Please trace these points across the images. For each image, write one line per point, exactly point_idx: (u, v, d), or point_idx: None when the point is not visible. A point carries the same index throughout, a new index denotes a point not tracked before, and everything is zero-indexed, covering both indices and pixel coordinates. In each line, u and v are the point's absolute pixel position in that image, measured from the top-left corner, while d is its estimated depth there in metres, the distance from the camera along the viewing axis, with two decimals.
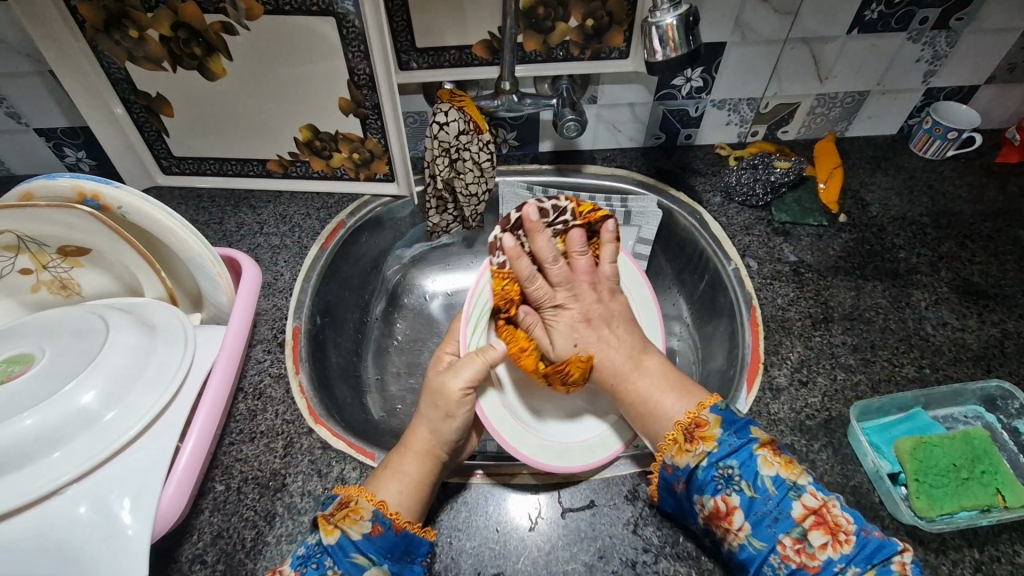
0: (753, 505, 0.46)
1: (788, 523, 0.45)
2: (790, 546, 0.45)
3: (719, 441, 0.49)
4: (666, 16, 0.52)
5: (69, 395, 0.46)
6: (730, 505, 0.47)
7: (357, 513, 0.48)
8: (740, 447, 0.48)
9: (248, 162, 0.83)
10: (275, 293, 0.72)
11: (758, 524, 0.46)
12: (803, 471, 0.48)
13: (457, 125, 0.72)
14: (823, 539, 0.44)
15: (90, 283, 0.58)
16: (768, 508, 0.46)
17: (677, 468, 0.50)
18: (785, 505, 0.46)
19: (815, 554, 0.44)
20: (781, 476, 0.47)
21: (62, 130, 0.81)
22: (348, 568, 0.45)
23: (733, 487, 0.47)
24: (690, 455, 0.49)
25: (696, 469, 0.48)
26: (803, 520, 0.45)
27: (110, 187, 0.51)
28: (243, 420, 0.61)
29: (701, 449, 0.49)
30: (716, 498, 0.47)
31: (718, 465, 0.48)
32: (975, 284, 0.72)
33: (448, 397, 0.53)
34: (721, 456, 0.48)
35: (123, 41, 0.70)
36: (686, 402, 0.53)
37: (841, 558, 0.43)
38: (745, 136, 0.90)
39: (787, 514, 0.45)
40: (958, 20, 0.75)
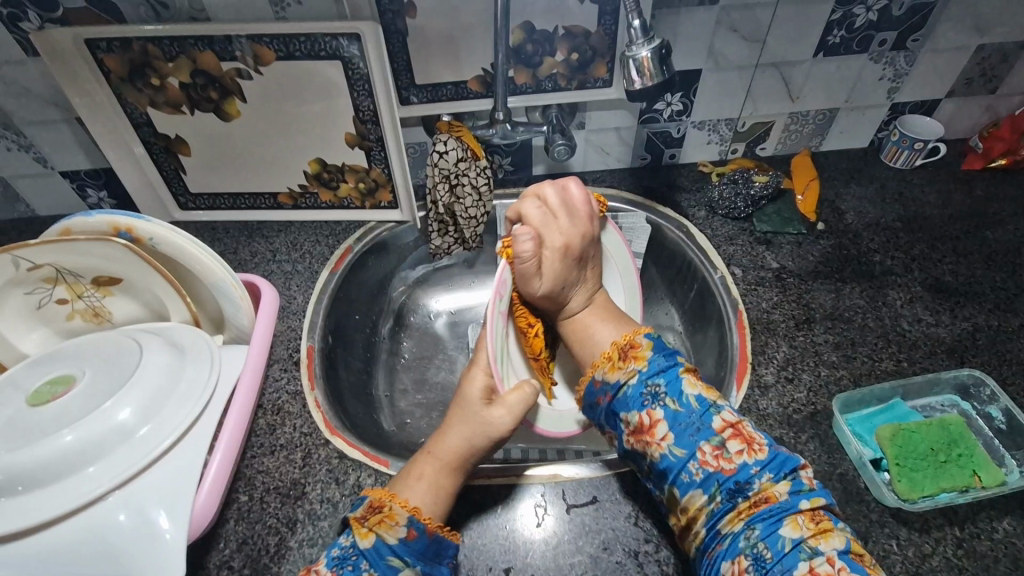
0: (677, 416, 0.54)
1: (708, 432, 0.53)
2: (709, 452, 0.52)
3: (648, 361, 0.57)
4: (641, 50, 0.59)
5: (108, 411, 0.50)
6: (655, 417, 0.54)
7: (392, 519, 0.51)
8: (667, 367, 0.57)
9: (261, 195, 0.88)
10: (289, 315, 0.77)
11: (682, 433, 0.53)
12: (721, 397, 0.57)
13: (456, 153, 0.78)
14: (739, 447, 0.52)
15: (120, 311, 0.62)
16: (690, 419, 0.54)
17: (609, 383, 0.59)
18: (706, 417, 0.54)
19: (731, 459, 0.52)
20: (702, 395, 0.55)
21: (86, 173, 0.87)
22: (385, 571, 0.49)
23: (659, 401, 0.55)
24: (622, 371, 0.58)
25: (627, 384, 0.57)
26: (722, 430, 0.53)
27: (142, 221, 0.56)
28: (263, 434, 0.64)
29: (632, 367, 0.58)
30: (642, 412, 0.55)
31: (648, 382, 0.56)
32: (947, 282, 0.76)
33: (492, 420, 0.56)
34: (651, 374, 0.56)
35: (146, 89, 0.76)
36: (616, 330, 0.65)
37: (755, 463, 0.51)
38: (726, 154, 0.95)
39: (708, 425, 0.53)
40: (914, 41, 0.82)
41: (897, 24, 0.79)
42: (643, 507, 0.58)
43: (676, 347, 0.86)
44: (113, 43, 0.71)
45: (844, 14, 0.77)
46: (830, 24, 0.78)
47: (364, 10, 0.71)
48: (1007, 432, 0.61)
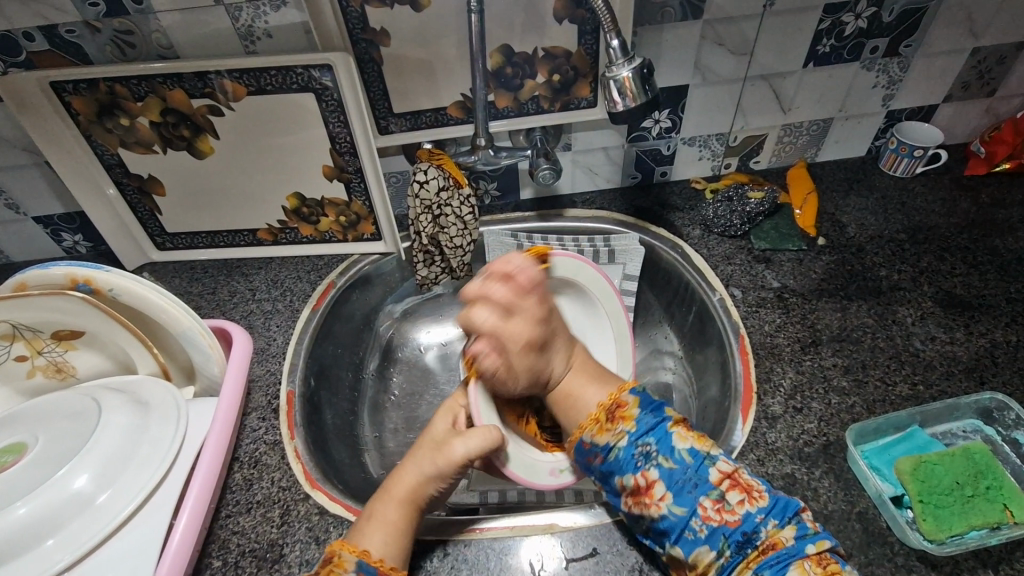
0: (673, 474, 0.52)
1: (706, 486, 0.51)
2: (710, 506, 0.50)
3: (636, 420, 0.56)
4: (622, 70, 0.56)
5: (62, 479, 0.47)
6: (651, 478, 0.53)
7: (341, 567, 0.48)
8: (655, 425, 0.55)
9: (239, 233, 0.85)
10: (267, 358, 0.73)
11: (680, 490, 0.51)
12: (715, 445, 0.55)
13: (437, 182, 0.75)
14: (739, 497, 0.50)
15: (84, 364, 0.59)
16: (688, 475, 0.52)
17: (597, 446, 0.57)
18: (702, 471, 0.52)
19: (734, 510, 0.50)
20: (695, 448, 0.53)
21: (59, 216, 0.84)
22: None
23: (652, 461, 0.53)
24: (610, 433, 0.57)
25: (617, 446, 0.55)
26: (719, 482, 0.51)
27: (101, 272, 0.53)
28: (239, 491, 0.60)
29: (619, 428, 0.56)
30: (637, 475, 0.53)
31: (638, 443, 0.55)
32: (958, 295, 0.72)
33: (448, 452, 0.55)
34: (640, 434, 0.55)
35: (115, 129, 0.73)
36: (605, 391, 0.62)
37: (758, 511, 0.49)
38: (719, 169, 0.92)
39: (705, 479, 0.51)
40: (907, 46, 0.79)
41: (888, 30, 0.77)
42: (647, 560, 0.54)
43: (676, 373, 0.82)
44: (78, 85, 0.69)
45: (832, 22, 0.75)
46: (819, 33, 0.76)
47: (336, 40, 0.69)
48: None
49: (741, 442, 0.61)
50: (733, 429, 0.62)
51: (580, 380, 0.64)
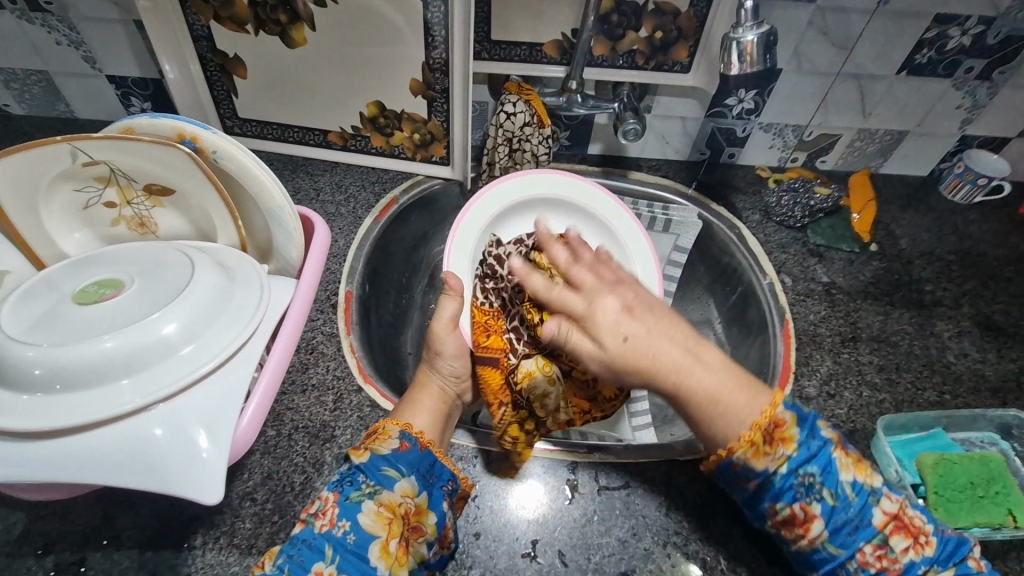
0: (835, 513, 0.44)
1: (869, 531, 0.44)
2: (870, 553, 0.44)
3: (799, 444, 0.45)
4: (748, 33, 0.56)
5: (155, 322, 0.48)
6: (810, 513, 0.44)
7: (385, 435, 0.53)
8: (820, 451, 0.45)
9: (310, 131, 0.85)
10: (329, 257, 0.75)
11: (839, 531, 0.44)
12: (876, 472, 0.46)
13: (523, 116, 0.75)
14: (904, 543, 0.44)
15: (166, 224, 0.61)
16: (850, 515, 0.44)
17: (752, 472, 0.45)
18: (867, 513, 0.44)
19: (897, 558, 0.44)
20: (859, 482, 0.45)
21: (133, 81, 0.84)
22: (380, 480, 0.49)
23: (814, 495, 0.44)
24: (769, 458, 0.44)
25: (776, 476, 0.44)
26: (884, 526, 0.44)
27: (210, 132, 0.54)
28: (295, 372, 0.63)
29: (782, 452, 0.44)
30: (794, 506, 0.45)
31: (798, 472, 0.44)
32: (996, 321, 0.75)
33: (437, 336, 0.61)
34: (801, 461, 0.45)
35: (213, 0, 0.72)
36: (756, 403, 0.45)
37: (922, 560, 0.44)
38: (785, 161, 0.93)
39: (868, 522, 0.44)
40: (1000, 73, 0.80)
41: (988, 52, 0.77)
42: (676, 499, 0.57)
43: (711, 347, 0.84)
44: None
45: (938, 34, 0.75)
46: (922, 43, 0.76)
47: None
48: None
49: None
50: None
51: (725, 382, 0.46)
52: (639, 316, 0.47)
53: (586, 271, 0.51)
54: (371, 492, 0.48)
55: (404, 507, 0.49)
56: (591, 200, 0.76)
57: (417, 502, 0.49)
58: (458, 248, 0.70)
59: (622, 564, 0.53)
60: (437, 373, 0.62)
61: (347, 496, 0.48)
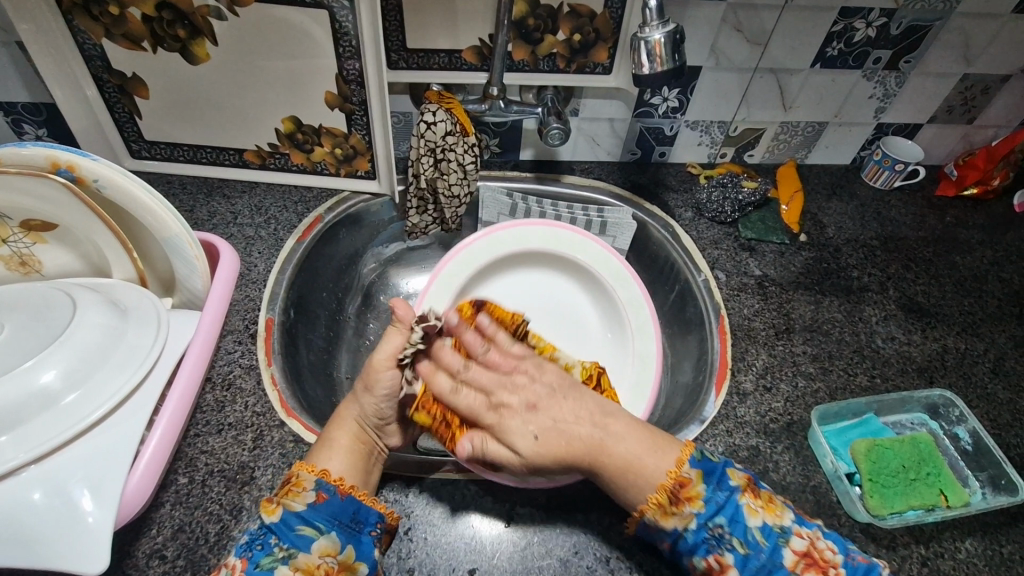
0: (746, 560, 0.47)
1: (782, 573, 0.46)
2: None
3: (705, 500, 0.48)
4: (655, 33, 0.56)
5: (28, 372, 0.43)
6: (724, 564, 0.47)
7: (299, 487, 0.49)
8: (726, 503, 0.48)
9: (224, 151, 0.81)
10: (248, 284, 0.70)
11: None
12: (784, 508, 0.49)
13: (444, 125, 0.73)
14: None
15: (52, 261, 0.56)
16: (762, 561, 0.47)
17: (663, 532, 0.49)
18: (777, 555, 0.47)
19: None
20: (768, 525, 0.48)
21: (23, 106, 0.78)
22: (294, 541, 0.47)
23: (725, 546, 0.47)
24: (677, 518, 0.48)
25: (687, 532, 0.48)
26: (795, 567, 0.46)
27: (87, 159, 0.50)
28: (210, 412, 0.59)
29: (687, 510, 0.48)
30: (710, 557, 0.48)
31: (708, 525, 0.48)
32: (920, 302, 0.78)
33: (373, 369, 0.54)
34: (709, 515, 0.48)
35: (101, 17, 0.66)
36: (664, 460, 0.50)
37: None
38: (715, 157, 0.94)
39: (779, 564, 0.47)
40: (907, 63, 0.82)
41: (894, 43, 0.80)
42: (618, 513, 0.55)
43: None
44: None
45: (845, 26, 0.77)
46: (831, 36, 0.78)
47: None
48: (972, 453, 0.61)
49: (713, 413, 0.64)
50: (706, 401, 0.65)
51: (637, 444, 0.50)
52: (544, 410, 0.52)
53: (488, 377, 0.53)
54: (285, 556, 0.46)
55: (323, 567, 0.47)
56: (576, 250, 0.75)
57: (339, 557, 0.48)
58: (441, 280, 0.71)
59: None
60: (358, 407, 0.55)
61: (256, 564, 0.45)
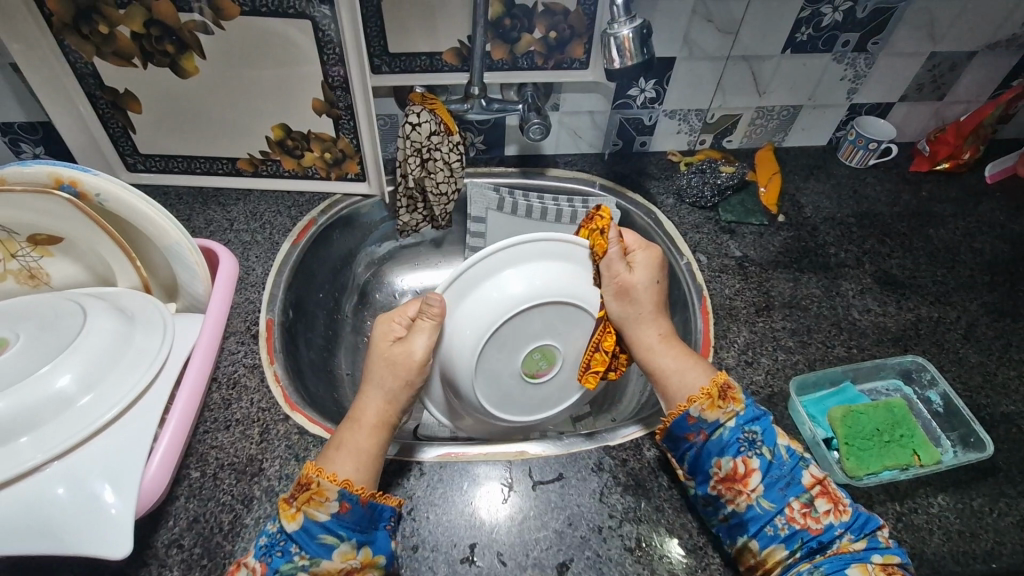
0: (771, 466, 0.52)
1: (799, 488, 0.51)
2: (798, 509, 0.50)
3: (746, 404, 0.54)
4: (623, 28, 0.58)
5: (45, 376, 0.46)
6: (749, 466, 0.52)
7: (322, 496, 0.49)
8: (762, 415, 0.54)
9: (217, 161, 0.83)
10: (247, 287, 0.73)
11: (773, 484, 0.51)
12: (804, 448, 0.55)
13: (429, 126, 0.76)
14: (826, 506, 0.51)
15: (60, 273, 0.59)
16: (783, 471, 0.51)
17: (705, 422, 0.53)
18: (797, 471, 0.52)
19: (819, 518, 0.50)
20: (792, 447, 0.53)
21: (19, 125, 0.80)
22: (317, 550, 0.48)
23: (755, 449, 0.52)
24: (721, 411, 0.53)
25: (726, 426, 0.53)
26: (812, 486, 0.51)
27: (88, 174, 0.53)
28: (217, 409, 0.61)
29: (731, 408, 0.54)
30: (737, 458, 0.52)
31: (744, 428, 0.53)
32: (894, 275, 0.81)
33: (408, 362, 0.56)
34: (747, 419, 0.53)
35: (91, 36, 0.69)
36: (704, 377, 0.56)
37: (840, 524, 0.50)
38: (694, 144, 0.97)
39: (799, 480, 0.51)
40: (874, 44, 0.85)
41: (860, 26, 0.82)
42: (608, 485, 0.59)
43: None
44: None
45: (812, 12, 0.80)
46: (799, 22, 0.81)
47: None
48: (943, 414, 0.65)
49: None
50: None
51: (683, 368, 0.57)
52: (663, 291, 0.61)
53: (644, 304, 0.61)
54: (305, 564, 0.47)
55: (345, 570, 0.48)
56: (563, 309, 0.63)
57: (360, 559, 0.49)
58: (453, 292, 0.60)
59: (560, 555, 0.54)
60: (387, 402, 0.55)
61: (276, 569, 0.47)
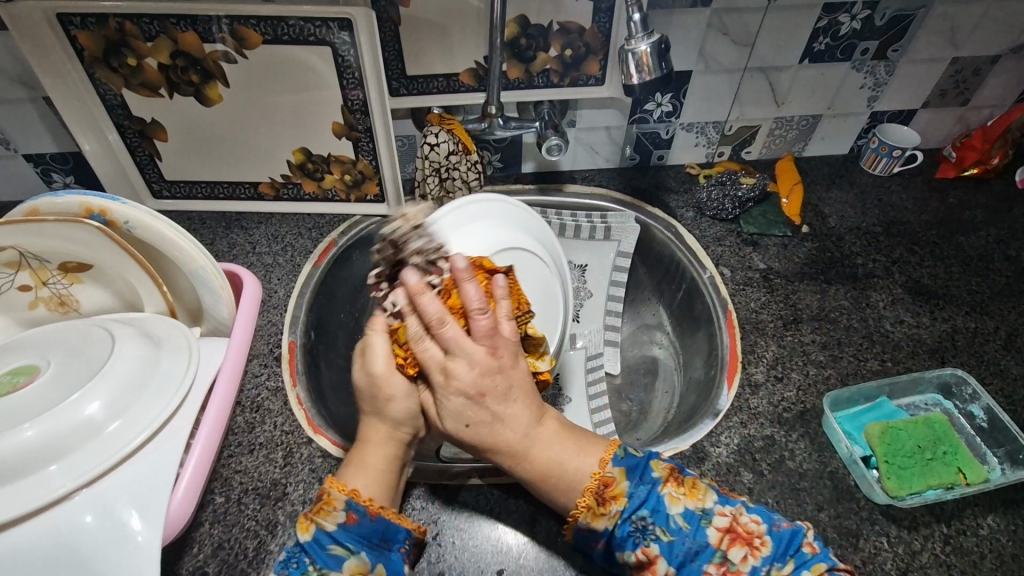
0: (672, 547, 0.49)
1: (709, 551, 0.48)
2: (716, 571, 0.48)
3: (629, 496, 0.50)
4: (641, 44, 0.58)
5: (75, 404, 0.46)
6: (652, 554, 0.49)
7: (330, 505, 0.49)
8: (648, 496, 0.50)
9: (240, 185, 0.85)
10: (270, 309, 0.74)
11: (683, 561, 0.48)
12: (708, 490, 0.51)
13: (447, 145, 0.77)
14: (743, 552, 0.48)
15: (89, 299, 0.60)
16: (687, 544, 0.49)
17: (595, 534, 0.50)
18: (700, 534, 0.49)
19: (740, 569, 0.47)
20: (689, 509, 0.50)
21: (51, 156, 0.82)
22: (326, 561, 0.47)
23: (650, 536, 0.49)
24: (605, 518, 0.50)
25: (614, 528, 0.49)
26: (719, 542, 0.48)
27: (119, 204, 0.54)
28: (241, 433, 0.61)
29: (614, 509, 0.50)
30: (638, 551, 0.49)
31: (633, 519, 0.50)
32: (926, 285, 0.78)
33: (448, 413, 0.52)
34: (633, 508, 0.50)
35: (120, 68, 0.71)
36: (590, 460, 0.52)
37: (763, 562, 0.48)
38: (713, 157, 0.96)
39: (705, 543, 0.49)
40: (895, 51, 0.84)
41: (879, 33, 0.81)
42: None
43: (664, 347, 0.87)
44: (87, 19, 0.66)
45: (829, 22, 0.79)
46: (816, 32, 0.80)
47: None
48: (987, 429, 0.62)
49: (727, 405, 0.65)
50: (719, 394, 0.67)
51: (560, 447, 0.52)
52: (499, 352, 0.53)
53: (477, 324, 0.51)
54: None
55: None
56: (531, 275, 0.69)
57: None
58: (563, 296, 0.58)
59: None
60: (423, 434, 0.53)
61: None
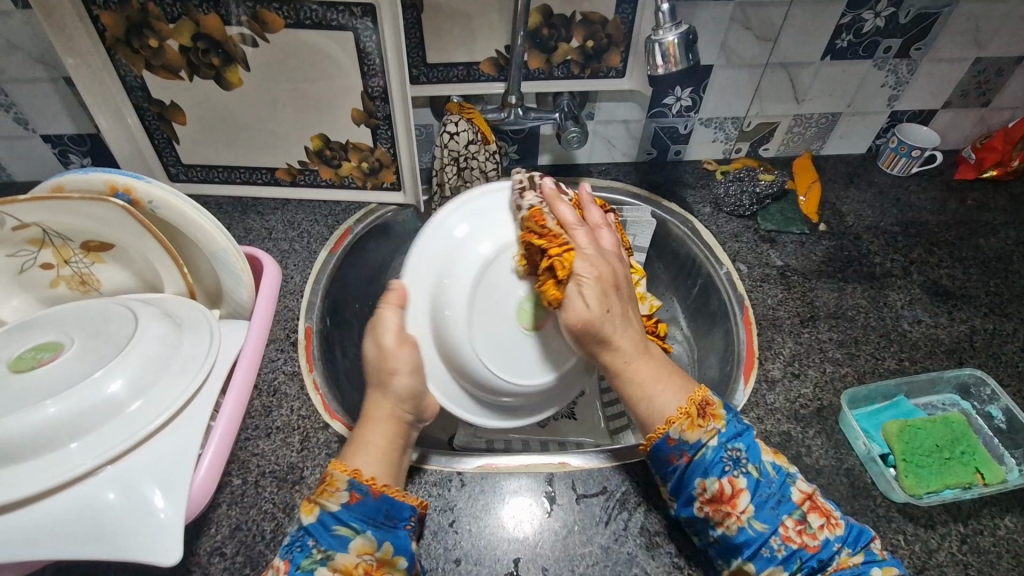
0: (758, 486, 0.50)
1: (790, 505, 0.49)
2: (792, 527, 0.49)
3: (726, 422, 0.52)
4: (668, 34, 0.58)
5: (98, 381, 0.46)
6: (737, 487, 0.49)
7: (333, 486, 0.48)
8: (745, 432, 0.52)
9: (256, 171, 0.84)
10: (286, 295, 0.74)
11: (762, 504, 0.49)
12: (788, 462, 0.53)
13: (467, 134, 0.76)
14: (819, 520, 0.49)
15: (109, 279, 0.60)
16: (772, 490, 0.50)
17: (687, 444, 0.51)
18: (785, 489, 0.50)
19: (814, 534, 0.48)
20: (778, 464, 0.51)
21: (69, 137, 0.82)
22: (331, 542, 0.46)
23: (741, 468, 0.50)
24: (702, 430, 0.51)
25: (708, 446, 0.50)
26: (802, 502, 0.50)
27: (142, 181, 0.55)
28: (258, 416, 0.62)
29: (713, 425, 0.51)
30: (724, 479, 0.50)
31: (727, 446, 0.51)
32: (945, 286, 0.78)
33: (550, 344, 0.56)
34: (730, 437, 0.51)
35: (142, 50, 0.71)
36: (679, 397, 0.53)
37: (836, 538, 0.49)
38: (730, 153, 0.96)
39: (789, 498, 0.50)
40: (918, 50, 0.83)
41: (903, 31, 0.81)
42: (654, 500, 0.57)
43: (680, 342, 0.85)
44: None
45: (853, 18, 0.78)
46: (840, 28, 0.79)
47: None
48: (1006, 431, 0.62)
49: (743, 401, 0.65)
50: (734, 390, 0.66)
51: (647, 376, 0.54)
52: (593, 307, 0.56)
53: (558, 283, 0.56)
54: (323, 558, 0.46)
55: (362, 566, 0.46)
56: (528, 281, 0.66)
57: (378, 555, 0.47)
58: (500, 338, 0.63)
59: (606, 571, 0.53)
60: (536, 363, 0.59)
61: (297, 566, 0.45)
